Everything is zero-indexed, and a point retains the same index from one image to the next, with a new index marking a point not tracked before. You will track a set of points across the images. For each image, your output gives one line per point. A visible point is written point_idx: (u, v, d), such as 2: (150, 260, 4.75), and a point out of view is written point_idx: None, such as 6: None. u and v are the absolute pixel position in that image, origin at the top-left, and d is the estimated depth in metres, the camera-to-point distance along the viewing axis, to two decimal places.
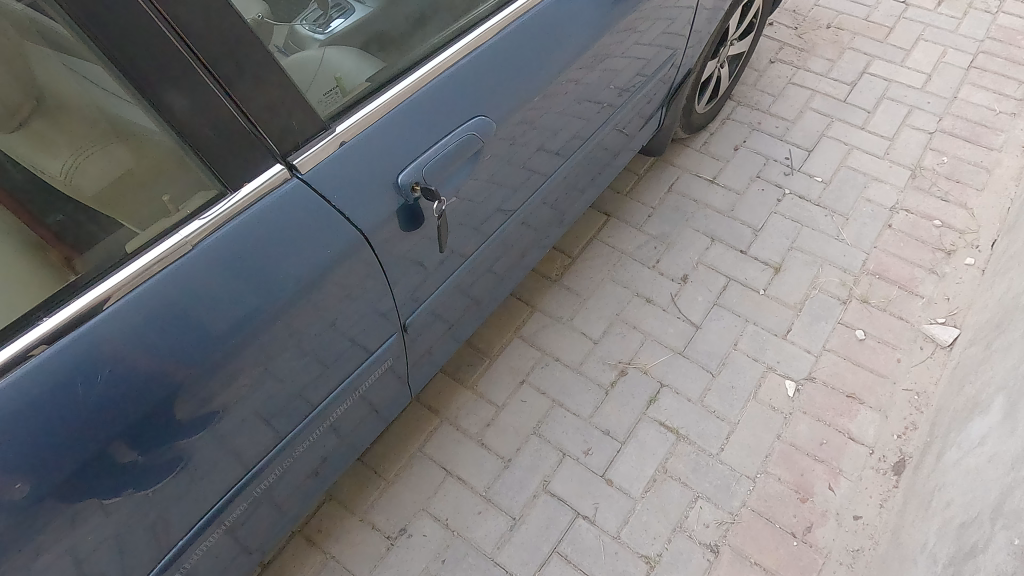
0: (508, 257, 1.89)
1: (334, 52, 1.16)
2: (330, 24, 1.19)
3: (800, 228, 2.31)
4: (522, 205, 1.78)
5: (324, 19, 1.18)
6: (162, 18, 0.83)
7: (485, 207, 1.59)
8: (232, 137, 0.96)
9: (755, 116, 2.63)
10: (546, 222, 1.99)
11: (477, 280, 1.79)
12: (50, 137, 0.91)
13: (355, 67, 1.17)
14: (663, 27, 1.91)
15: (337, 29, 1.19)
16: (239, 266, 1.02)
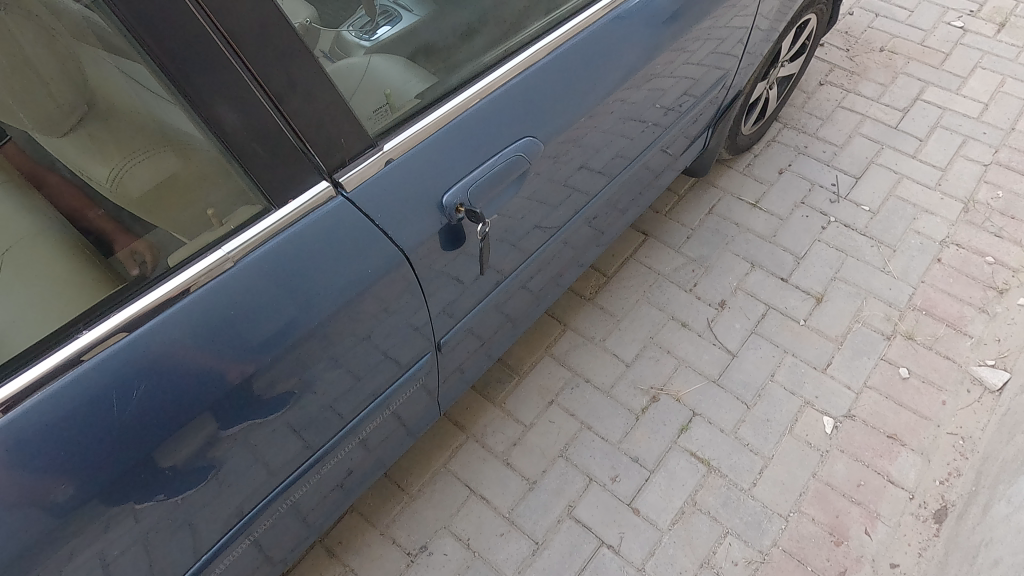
0: (543, 274, 1.86)
1: (378, 62, 1.12)
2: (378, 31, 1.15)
3: (844, 258, 2.24)
4: (561, 223, 1.75)
5: (370, 26, 1.13)
6: (216, 31, 0.81)
7: (525, 222, 1.56)
8: (279, 153, 0.94)
9: (802, 140, 2.57)
10: (585, 241, 1.96)
11: (512, 297, 1.76)
12: (102, 139, 0.90)
13: (403, 77, 1.15)
14: (713, 47, 1.86)
15: (383, 37, 1.15)
16: (280, 284, 1.00)
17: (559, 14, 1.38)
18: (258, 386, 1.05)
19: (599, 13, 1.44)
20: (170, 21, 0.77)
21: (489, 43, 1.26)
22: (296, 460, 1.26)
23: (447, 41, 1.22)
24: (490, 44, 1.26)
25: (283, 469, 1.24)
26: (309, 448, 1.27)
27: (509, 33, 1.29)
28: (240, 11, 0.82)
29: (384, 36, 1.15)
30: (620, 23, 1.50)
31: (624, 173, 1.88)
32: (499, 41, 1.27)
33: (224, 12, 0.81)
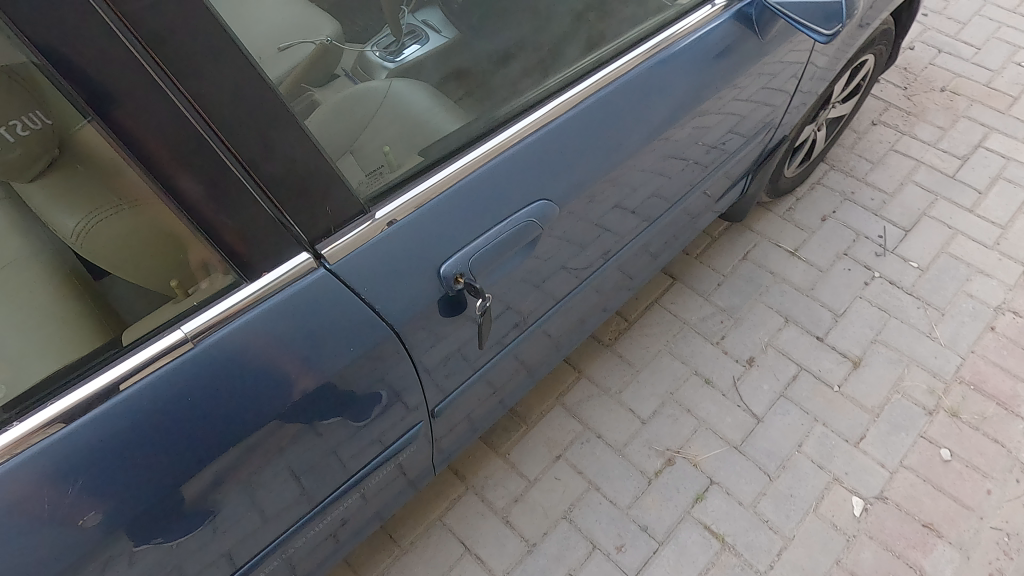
0: (562, 324, 1.73)
1: (400, 87, 1.08)
2: (403, 51, 1.12)
3: (887, 319, 2.07)
4: (591, 265, 1.63)
5: (395, 47, 1.11)
6: (183, 99, 0.71)
7: (549, 264, 1.44)
8: (255, 225, 0.83)
9: (849, 184, 2.40)
10: (614, 287, 1.83)
11: (530, 345, 1.64)
12: (72, 186, 0.84)
13: (424, 107, 1.09)
14: (764, 82, 1.68)
15: (409, 57, 1.12)
16: (248, 364, 0.90)
17: (586, 64, 1.25)
18: (253, 445, 0.97)
19: (634, 61, 1.31)
20: (127, 85, 0.67)
21: (526, 70, 1.19)
22: (294, 506, 1.17)
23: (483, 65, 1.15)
24: (529, 72, 1.20)
25: (278, 515, 1.15)
26: (309, 495, 1.19)
27: (548, 61, 1.22)
28: (209, 72, 0.72)
29: (411, 56, 1.12)
30: (658, 71, 1.36)
31: (656, 223, 1.76)
32: (537, 69, 1.21)
33: (192, 73, 0.71)
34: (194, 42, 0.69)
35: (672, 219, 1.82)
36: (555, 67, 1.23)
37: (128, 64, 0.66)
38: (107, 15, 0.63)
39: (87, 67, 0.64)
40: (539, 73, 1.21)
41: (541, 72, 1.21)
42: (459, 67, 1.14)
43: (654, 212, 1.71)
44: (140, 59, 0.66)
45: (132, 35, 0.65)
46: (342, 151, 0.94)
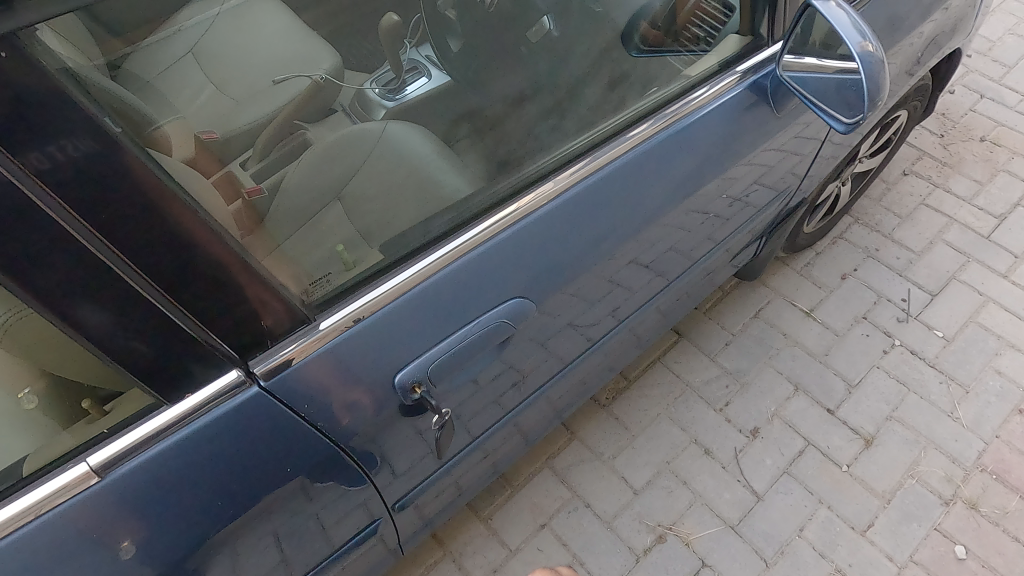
0: (565, 391, 1.59)
1: (395, 129, 1.10)
2: (406, 88, 1.26)
3: (905, 393, 1.93)
4: (599, 323, 1.46)
5: (396, 85, 1.25)
6: (81, 226, 0.61)
7: (558, 320, 1.30)
8: (174, 348, 0.74)
9: (874, 240, 2.26)
10: (624, 346, 1.68)
11: (529, 411, 1.52)
12: None
13: (424, 146, 1.11)
14: (797, 130, 1.52)
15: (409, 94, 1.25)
16: (169, 490, 0.81)
17: (570, 150, 1.17)
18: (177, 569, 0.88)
19: (627, 145, 1.20)
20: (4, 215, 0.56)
21: (542, 112, 1.20)
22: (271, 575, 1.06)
23: (497, 109, 1.19)
24: (544, 113, 1.20)
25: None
26: (287, 561, 1.08)
27: (564, 103, 1.22)
28: (112, 194, 0.61)
29: (412, 93, 1.25)
30: (655, 152, 1.25)
31: (669, 288, 1.63)
32: (554, 112, 1.21)
33: (92, 197, 0.60)
34: (91, 163, 0.59)
35: (682, 289, 1.70)
36: (571, 109, 1.22)
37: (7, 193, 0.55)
38: None
39: None
40: (556, 115, 1.21)
41: (557, 113, 1.21)
42: (471, 111, 1.19)
43: (672, 269, 1.57)
44: (24, 188, 0.56)
45: (16, 164, 0.54)
46: (330, 198, 0.96)
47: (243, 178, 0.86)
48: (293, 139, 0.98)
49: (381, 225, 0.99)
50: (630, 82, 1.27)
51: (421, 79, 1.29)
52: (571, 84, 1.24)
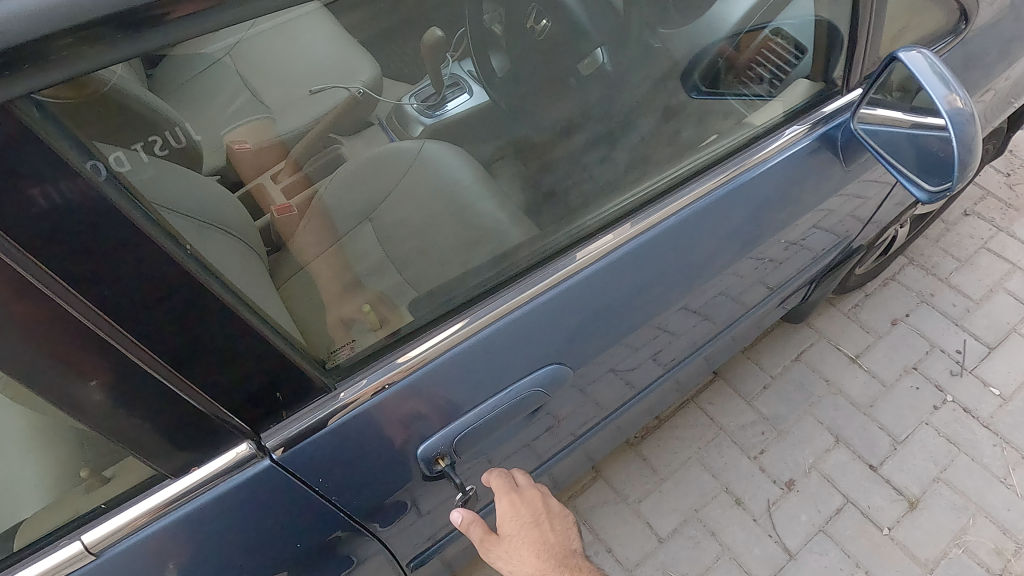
0: (600, 440, 1.52)
1: (432, 147, 1.06)
2: (446, 105, 1.14)
3: (955, 453, 1.81)
4: (639, 366, 1.37)
5: (435, 101, 1.13)
6: (83, 304, 0.57)
7: (601, 366, 1.22)
8: (183, 421, 0.70)
9: (928, 285, 2.15)
10: (664, 392, 1.58)
11: (561, 459, 1.43)
12: None
13: (465, 170, 1.06)
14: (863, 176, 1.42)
15: (449, 113, 1.14)
16: (170, 561, 0.77)
17: (619, 208, 1.10)
18: None
19: (685, 201, 1.13)
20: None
21: (592, 141, 1.12)
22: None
23: (544, 136, 1.11)
24: (594, 142, 1.12)
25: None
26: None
27: (616, 133, 1.14)
28: (118, 269, 0.57)
29: (453, 111, 1.14)
30: (715, 207, 1.17)
31: (711, 340, 1.55)
32: (605, 141, 1.13)
33: (93, 274, 0.56)
34: (94, 240, 0.54)
35: (728, 336, 1.61)
36: (622, 140, 1.14)
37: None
38: None
39: None
40: (607, 144, 1.13)
41: (608, 142, 1.13)
42: (517, 133, 1.11)
43: (719, 314, 1.47)
44: (21, 267, 0.52)
45: (9, 240, 0.50)
46: (361, 219, 0.93)
47: (274, 192, 0.86)
48: (327, 153, 0.95)
49: (415, 257, 0.95)
50: (686, 114, 1.18)
51: (463, 95, 1.16)
52: (622, 115, 1.14)
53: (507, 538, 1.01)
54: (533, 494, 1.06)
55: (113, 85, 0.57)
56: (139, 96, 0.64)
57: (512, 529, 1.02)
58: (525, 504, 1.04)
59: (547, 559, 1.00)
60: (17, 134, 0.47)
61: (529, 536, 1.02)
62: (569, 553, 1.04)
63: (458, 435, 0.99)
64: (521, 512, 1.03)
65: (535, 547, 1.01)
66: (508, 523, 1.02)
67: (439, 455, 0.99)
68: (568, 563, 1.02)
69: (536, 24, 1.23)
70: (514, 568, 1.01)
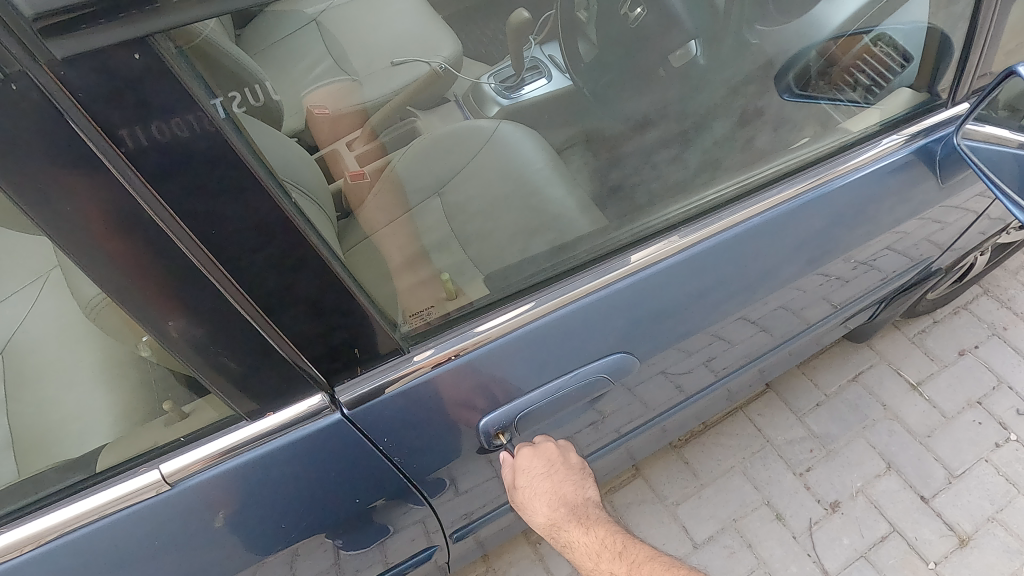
0: (648, 438, 1.50)
1: (508, 129, 1.02)
2: (523, 88, 1.08)
3: (1014, 494, 1.73)
4: (691, 371, 1.34)
5: (514, 81, 1.06)
6: (193, 241, 0.60)
7: (652, 366, 1.20)
8: (266, 366, 0.72)
9: (1001, 318, 2.07)
10: (713, 399, 1.55)
11: (607, 454, 1.42)
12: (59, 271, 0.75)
13: (539, 154, 1.05)
14: (951, 197, 1.36)
15: (527, 97, 1.08)
16: (236, 499, 0.81)
17: (709, 200, 1.09)
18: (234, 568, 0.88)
19: (768, 204, 1.11)
20: (113, 217, 0.55)
21: (664, 139, 1.10)
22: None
23: (619, 128, 1.08)
24: (667, 140, 1.10)
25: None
26: (340, 567, 1.06)
27: (690, 132, 1.11)
28: (223, 210, 0.59)
29: (529, 96, 1.08)
30: (799, 214, 1.15)
31: (773, 351, 1.51)
32: (676, 141, 1.11)
33: (202, 212, 0.58)
34: (209, 181, 0.57)
35: (786, 350, 1.56)
36: (695, 140, 1.12)
37: (118, 197, 0.54)
38: (107, 155, 0.51)
39: (56, 195, 0.52)
40: (680, 144, 1.11)
41: (680, 142, 1.11)
42: (593, 125, 1.08)
43: (783, 324, 1.43)
44: (142, 200, 0.55)
45: (131, 169, 0.53)
46: (431, 193, 0.93)
47: (349, 159, 0.82)
48: (404, 125, 0.92)
49: (479, 237, 0.95)
50: (771, 118, 1.16)
51: (542, 79, 1.12)
52: (699, 115, 1.11)
53: (521, 489, 1.05)
54: (549, 447, 1.08)
55: (202, 39, 0.53)
56: (233, 55, 0.59)
57: (528, 481, 1.05)
58: (541, 456, 1.06)
59: (559, 509, 1.05)
60: (147, 69, 0.48)
61: (544, 487, 1.05)
62: (583, 503, 1.07)
63: (519, 414, 1.00)
64: (535, 464, 1.05)
65: (548, 497, 1.06)
66: (521, 477, 1.04)
67: (499, 431, 1.00)
68: (580, 513, 1.06)
69: (631, 11, 1.15)
70: (530, 513, 1.07)
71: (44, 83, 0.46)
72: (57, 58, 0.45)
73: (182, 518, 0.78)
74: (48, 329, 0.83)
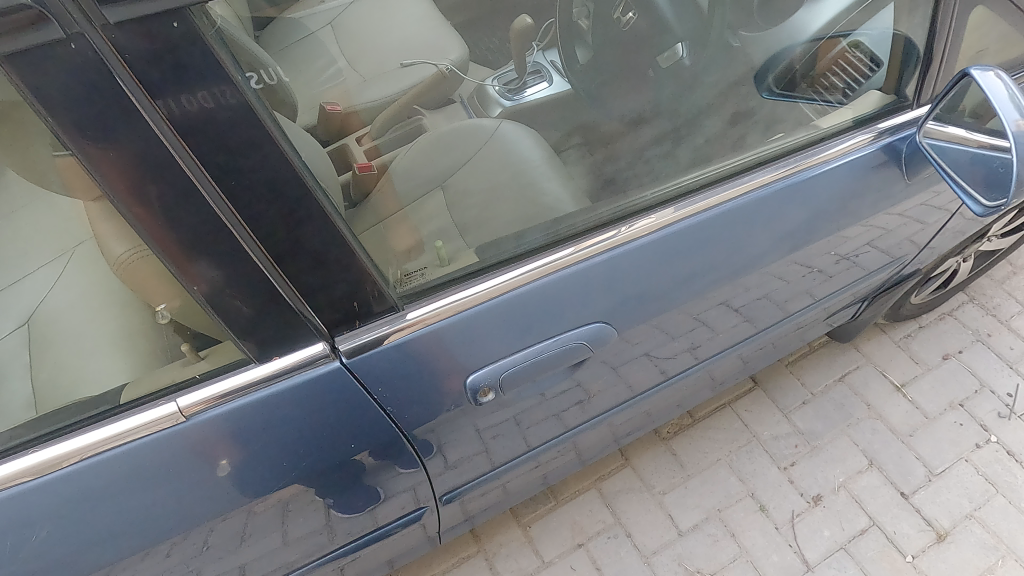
0: (632, 420, 1.58)
1: (510, 128, 1.14)
2: (525, 91, 1.26)
3: (993, 493, 1.78)
4: (675, 356, 1.42)
5: (516, 85, 1.24)
6: (216, 192, 0.68)
7: (635, 348, 1.27)
8: (275, 313, 0.81)
9: (987, 325, 2.13)
10: (697, 386, 1.63)
11: (591, 433, 1.49)
12: (88, 241, 0.85)
13: (536, 149, 1.15)
14: (925, 198, 1.44)
15: (527, 97, 1.26)
16: (242, 437, 0.90)
17: (686, 184, 1.15)
18: (235, 510, 0.96)
19: (741, 189, 1.17)
20: (148, 168, 0.63)
21: (657, 137, 1.19)
22: (314, 534, 1.13)
23: (613, 126, 1.19)
24: (659, 137, 1.19)
25: (300, 539, 1.11)
26: (333, 525, 1.14)
27: (682, 130, 1.20)
28: (243, 165, 0.68)
29: (530, 98, 1.26)
30: (774, 201, 1.21)
31: (754, 339, 1.58)
32: (669, 137, 1.19)
33: (226, 167, 0.67)
34: (232, 138, 0.65)
35: (767, 340, 1.64)
36: (686, 137, 1.20)
37: (154, 150, 0.62)
38: (146, 111, 0.60)
39: (103, 145, 0.60)
40: (670, 141, 1.20)
41: (672, 140, 1.19)
42: (587, 120, 1.20)
43: (765, 316, 1.51)
44: (175, 153, 0.63)
45: (166, 125, 0.61)
46: (433, 187, 1.03)
47: (357, 153, 0.94)
48: (410, 123, 1.06)
49: (475, 214, 1.04)
50: (755, 120, 1.24)
51: (542, 83, 1.30)
52: (690, 114, 1.21)
53: None
54: None
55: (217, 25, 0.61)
56: (246, 45, 0.69)
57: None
58: None
59: None
60: (184, 35, 0.57)
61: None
62: None
63: (505, 374, 1.07)
64: None
65: None
66: None
67: (486, 389, 1.07)
68: None
69: (623, 16, 1.32)
70: None
71: (98, 44, 0.54)
72: (109, 23, 0.54)
73: (193, 452, 0.88)
74: (67, 300, 0.92)
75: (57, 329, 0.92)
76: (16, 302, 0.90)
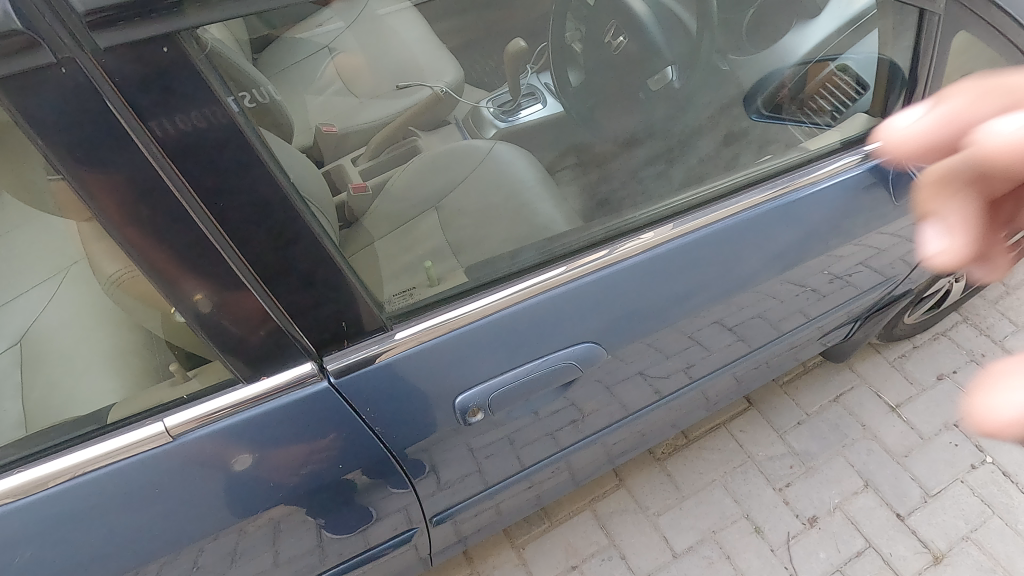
0: (626, 440, 1.58)
1: (504, 148, 1.18)
2: (519, 113, 1.30)
3: (988, 515, 1.77)
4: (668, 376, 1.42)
5: (511, 106, 1.29)
6: (204, 212, 0.69)
7: (628, 367, 1.28)
8: (264, 332, 0.82)
9: (981, 345, 2.14)
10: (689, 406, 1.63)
11: (585, 454, 1.49)
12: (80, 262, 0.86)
13: (529, 170, 1.16)
14: None
15: (523, 118, 1.29)
16: (231, 457, 0.90)
17: (678, 205, 1.15)
18: (222, 532, 0.95)
19: (732, 209, 1.17)
20: (138, 189, 0.64)
21: (650, 157, 1.21)
22: (304, 556, 1.12)
23: (607, 146, 1.22)
24: (651, 158, 1.21)
25: (290, 561, 1.10)
26: (323, 547, 1.13)
27: (675, 151, 1.22)
28: (233, 186, 0.69)
29: (524, 119, 1.29)
30: (765, 221, 1.21)
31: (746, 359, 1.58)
32: (662, 158, 1.21)
33: (215, 188, 0.68)
34: (221, 159, 0.66)
35: (761, 360, 1.64)
36: (679, 158, 1.22)
37: (143, 172, 0.63)
38: (135, 133, 0.60)
39: (93, 168, 0.61)
40: (663, 162, 1.21)
41: (664, 160, 1.21)
42: (579, 140, 1.24)
43: (758, 336, 1.51)
44: (164, 175, 0.64)
45: (156, 146, 0.62)
46: (427, 207, 1.04)
47: (351, 173, 0.96)
48: (405, 144, 1.12)
49: (469, 234, 1.05)
50: (747, 140, 1.25)
51: (536, 104, 1.34)
52: (682, 135, 1.23)
53: None
54: None
55: (210, 48, 0.62)
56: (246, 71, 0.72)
57: None
58: None
59: None
60: (173, 60, 0.58)
61: None
62: None
63: (493, 394, 1.06)
64: None
65: None
66: None
67: (476, 409, 1.06)
68: None
69: (614, 40, 1.40)
70: None
71: (88, 68, 0.55)
72: (100, 47, 0.55)
73: (181, 473, 0.87)
74: (62, 318, 0.93)
75: (48, 350, 0.92)
76: (8, 322, 0.91)
